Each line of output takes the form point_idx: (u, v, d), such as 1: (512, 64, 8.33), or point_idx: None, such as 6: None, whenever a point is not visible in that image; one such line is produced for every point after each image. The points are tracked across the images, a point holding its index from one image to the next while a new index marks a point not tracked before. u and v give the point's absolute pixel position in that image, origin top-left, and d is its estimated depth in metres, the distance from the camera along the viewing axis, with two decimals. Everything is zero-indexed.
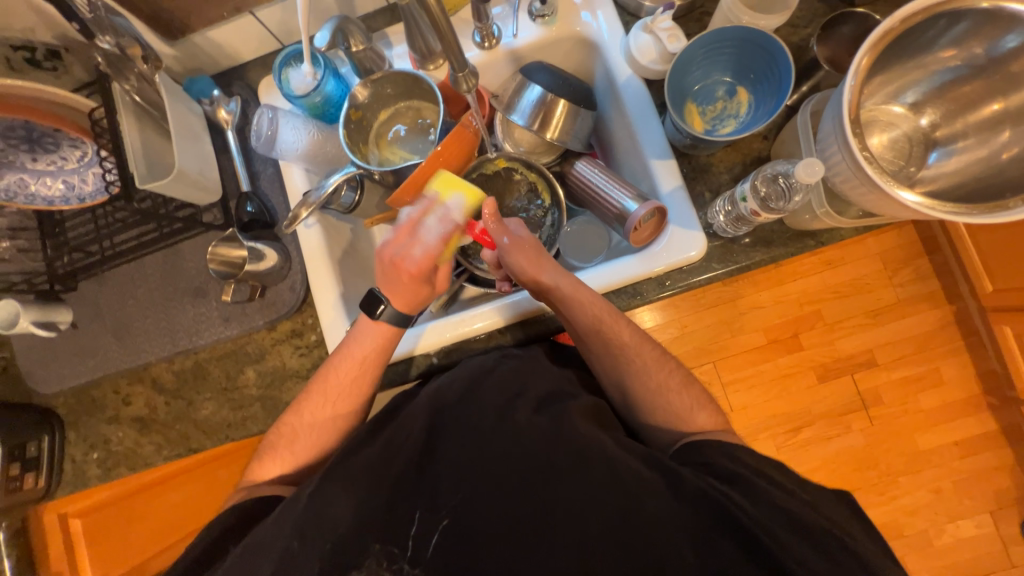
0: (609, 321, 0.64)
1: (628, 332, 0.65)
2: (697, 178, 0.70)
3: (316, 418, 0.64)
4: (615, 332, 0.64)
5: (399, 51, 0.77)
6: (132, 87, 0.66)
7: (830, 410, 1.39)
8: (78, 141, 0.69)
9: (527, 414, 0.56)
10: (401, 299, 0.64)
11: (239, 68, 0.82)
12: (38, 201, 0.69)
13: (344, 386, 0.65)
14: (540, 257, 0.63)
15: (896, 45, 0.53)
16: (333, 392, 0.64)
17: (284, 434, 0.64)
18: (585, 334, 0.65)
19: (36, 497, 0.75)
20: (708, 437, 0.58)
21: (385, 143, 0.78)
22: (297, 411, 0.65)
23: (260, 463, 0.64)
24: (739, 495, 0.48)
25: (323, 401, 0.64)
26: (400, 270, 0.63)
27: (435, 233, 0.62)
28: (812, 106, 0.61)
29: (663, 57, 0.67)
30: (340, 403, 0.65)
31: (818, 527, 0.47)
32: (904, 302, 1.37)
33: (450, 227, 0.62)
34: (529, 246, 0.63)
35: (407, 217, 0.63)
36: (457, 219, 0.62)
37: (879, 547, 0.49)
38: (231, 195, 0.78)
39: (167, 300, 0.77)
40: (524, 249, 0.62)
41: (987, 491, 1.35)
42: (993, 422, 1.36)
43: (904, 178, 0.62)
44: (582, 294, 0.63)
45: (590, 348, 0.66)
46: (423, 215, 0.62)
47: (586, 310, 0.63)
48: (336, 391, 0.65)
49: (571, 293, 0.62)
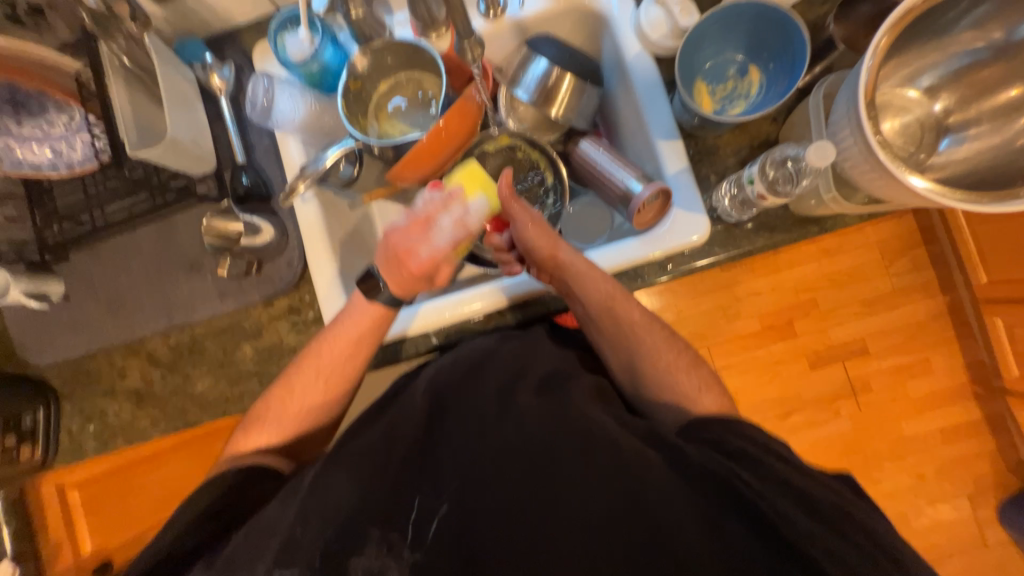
0: (620, 301, 0.65)
1: (632, 312, 0.66)
2: (703, 160, 0.69)
3: (310, 391, 0.65)
4: (621, 312, 0.65)
5: (400, 18, 0.74)
6: (120, 49, 0.63)
7: (820, 396, 1.41)
8: (63, 106, 0.66)
9: (530, 397, 0.57)
10: (404, 288, 0.61)
11: (232, 32, 0.78)
12: (25, 166, 0.67)
13: (335, 362, 0.64)
14: (556, 233, 0.65)
15: (916, 25, 0.51)
16: (324, 368, 0.64)
17: (274, 407, 0.64)
18: (596, 315, 0.65)
19: (33, 467, 0.75)
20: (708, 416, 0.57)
21: (385, 116, 0.76)
22: (288, 385, 0.65)
23: (248, 434, 0.64)
24: (734, 477, 0.49)
25: (315, 376, 0.64)
26: (403, 260, 0.60)
27: (447, 236, 0.58)
28: (824, 88, 0.60)
29: (674, 33, 0.65)
30: (333, 376, 0.65)
31: (808, 507, 0.48)
32: (899, 292, 1.38)
33: (462, 233, 0.59)
34: (543, 224, 0.65)
35: (423, 210, 0.59)
36: (470, 226, 0.59)
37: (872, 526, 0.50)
38: (225, 164, 0.75)
39: (161, 273, 0.76)
40: (539, 228, 0.64)
41: (967, 476, 1.39)
42: (977, 410, 1.40)
43: (913, 164, 0.61)
44: (594, 270, 0.64)
45: (599, 331, 0.67)
46: (440, 212, 0.58)
47: (599, 288, 0.64)
48: (329, 367, 0.64)
49: (585, 270, 0.64)
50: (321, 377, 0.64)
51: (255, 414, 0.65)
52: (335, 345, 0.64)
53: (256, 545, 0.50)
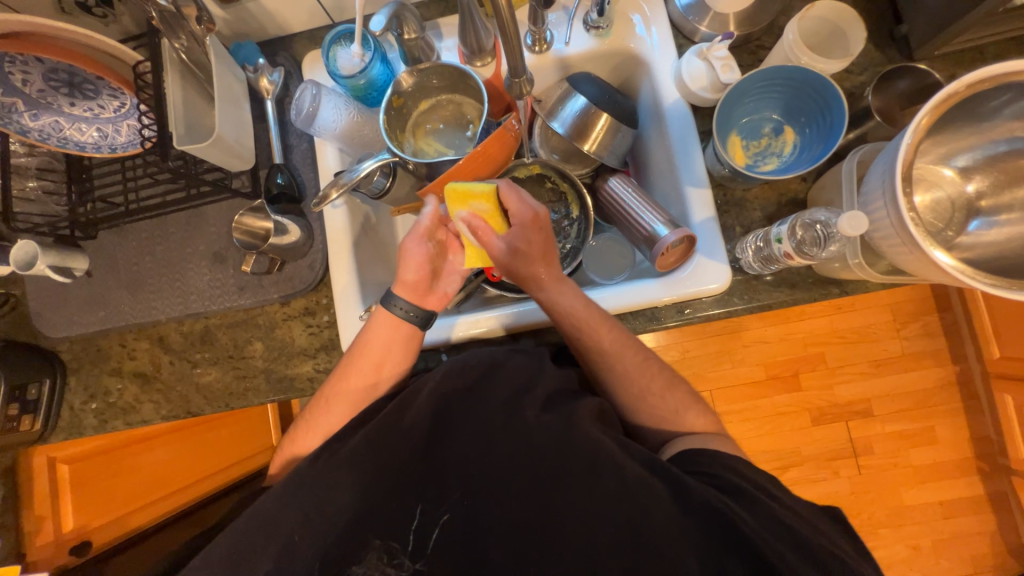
0: (593, 325, 0.62)
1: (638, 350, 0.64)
2: (729, 211, 0.70)
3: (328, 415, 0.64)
4: (621, 347, 0.63)
5: (448, 43, 0.77)
6: (182, 46, 0.65)
7: (819, 453, 1.38)
8: (117, 92, 0.68)
9: (536, 411, 0.54)
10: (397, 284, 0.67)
11: (286, 38, 0.81)
12: (71, 145, 0.68)
13: (360, 385, 0.65)
14: (534, 258, 0.63)
15: (958, 109, 0.52)
16: (347, 389, 0.65)
17: (298, 428, 0.67)
18: (570, 337, 0.64)
19: (30, 439, 0.74)
20: (705, 444, 0.56)
21: (421, 133, 0.78)
22: (315, 408, 0.66)
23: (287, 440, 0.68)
24: None
25: (341, 399, 0.65)
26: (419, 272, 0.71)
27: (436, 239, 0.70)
28: (859, 156, 0.61)
29: (714, 86, 0.67)
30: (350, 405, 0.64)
31: None
32: (909, 356, 1.37)
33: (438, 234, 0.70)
34: (531, 246, 0.63)
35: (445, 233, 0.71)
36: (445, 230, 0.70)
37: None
38: (262, 164, 0.78)
39: (185, 260, 0.77)
40: (527, 244, 0.63)
41: (965, 554, 1.34)
42: (980, 487, 1.36)
43: (941, 241, 0.61)
44: (562, 301, 0.63)
45: (578, 352, 0.65)
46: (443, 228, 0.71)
47: (570, 310, 0.63)
48: (353, 388, 0.64)
49: (556, 293, 0.63)
50: (342, 400, 0.64)
51: (293, 434, 0.67)
52: (356, 364, 0.64)
53: (251, 547, 0.50)
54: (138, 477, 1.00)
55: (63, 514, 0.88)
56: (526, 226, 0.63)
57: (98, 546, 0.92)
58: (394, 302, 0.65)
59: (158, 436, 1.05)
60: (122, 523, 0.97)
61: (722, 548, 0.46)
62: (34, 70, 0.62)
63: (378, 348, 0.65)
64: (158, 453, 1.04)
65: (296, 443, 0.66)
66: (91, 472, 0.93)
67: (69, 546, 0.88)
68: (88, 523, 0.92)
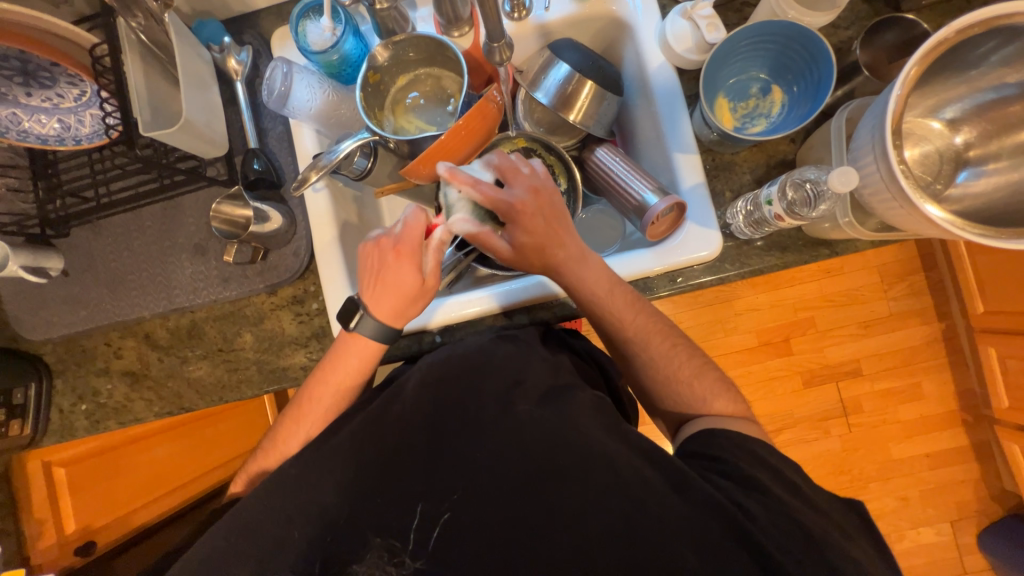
0: (608, 306, 0.63)
1: (625, 312, 0.63)
2: (718, 175, 0.69)
3: (315, 420, 0.63)
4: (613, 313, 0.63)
5: (422, 13, 0.74)
6: (138, 25, 0.61)
7: (810, 415, 1.42)
8: (76, 78, 0.64)
9: (528, 406, 0.55)
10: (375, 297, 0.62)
11: (252, 16, 0.78)
12: (31, 138, 0.65)
13: (347, 382, 0.64)
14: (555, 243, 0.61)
15: (946, 57, 0.51)
16: (325, 395, 0.63)
17: (279, 436, 0.64)
18: (590, 313, 0.64)
19: (20, 445, 0.73)
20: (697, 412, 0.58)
21: (401, 110, 0.75)
22: (301, 414, 0.63)
23: (268, 449, 0.65)
24: (745, 505, 0.47)
25: (316, 409, 0.63)
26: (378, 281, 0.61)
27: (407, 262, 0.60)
28: (847, 113, 0.60)
29: (699, 47, 0.65)
30: (334, 400, 0.63)
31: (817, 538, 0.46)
32: (896, 316, 1.40)
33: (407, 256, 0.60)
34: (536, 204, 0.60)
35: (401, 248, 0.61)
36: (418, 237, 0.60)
37: (876, 558, 0.48)
38: (237, 150, 0.75)
39: (164, 254, 0.74)
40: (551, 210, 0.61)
41: (951, 502, 1.40)
42: (964, 437, 1.41)
43: (930, 194, 0.61)
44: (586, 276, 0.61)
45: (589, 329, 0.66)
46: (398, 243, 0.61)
47: (590, 290, 0.62)
48: (326, 392, 0.63)
49: (577, 271, 0.61)
50: (332, 399, 0.63)
51: (273, 441, 0.65)
52: (342, 367, 0.63)
53: (245, 542, 0.49)
54: (138, 475, 0.99)
55: (64, 517, 0.88)
56: (528, 192, 0.60)
57: (104, 544, 0.94)
58: (363, 320, 0.62)
59: (157, 436, 1.04)
60: (129, 520, 0.99)
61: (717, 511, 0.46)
62: None
63: (366, 351, 0.63)
64: (158, 451, 1.03)
65: (278, 450, 0.64)
66: (88, 474, 0.92)
67: (73, 546, 0.89)
68: (92, 524, 0.93)
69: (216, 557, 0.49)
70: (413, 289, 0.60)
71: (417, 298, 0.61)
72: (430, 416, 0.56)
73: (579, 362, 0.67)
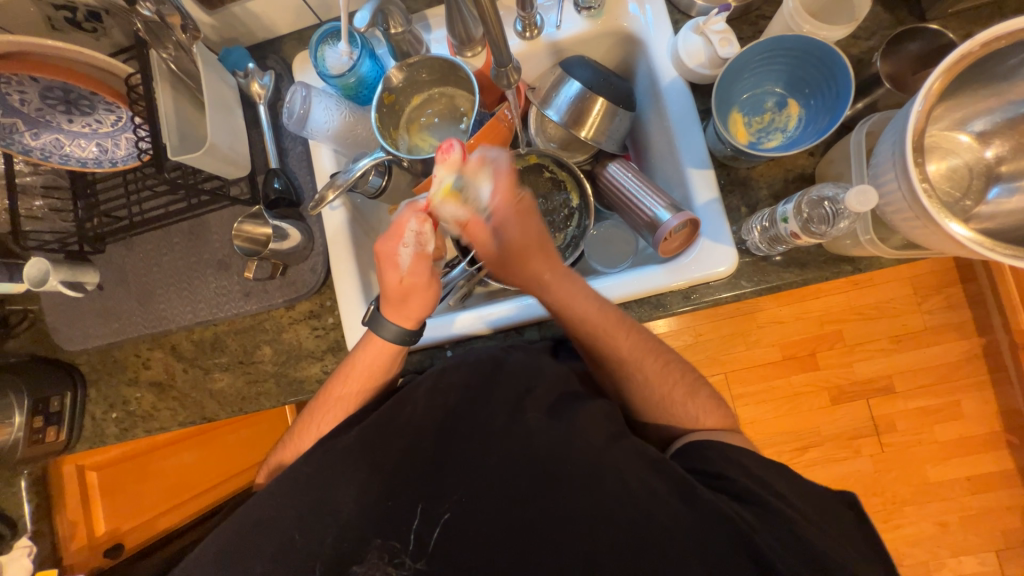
0: (610, 330, 0.61)
1: (567, 300, 0.61)
2: (734, 190, 0.68)
3: (323, 428, 0.63)
4: (565, 312, 0.61)
5: (436, 35, 0.76)
6: (169, 56, 0.66)
7: (838, 433, 1.36)
8: (113, 106, 0.69)
9: (536, 422, 0.55)
10: (388, 308, 0.62)
11: (276, 41, 0.81)
12: (71, 161, 0.69)
13: (352, 395, 0.64)
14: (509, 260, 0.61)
15: (973, 69, 0.49)
16: (336, 401, 0.64)
17: (294, 439, 0.66)
18: (585, 340, 0.63)
19: (56, 450, 0.77)
20: (710, 436, 0.57)
21: (416, 129, 0.77)
22: (312, 420, 0.65)
23: (283, 449, 0.67)
24: (761, 532, 0.45)
25: (329, 411, 0.64)
26: (392, 291, 0.60)
27: (409, 263, 0.58)
28: (868, 126, 0.58)
29: (712, 62, 0.64)
30: (340, 412, 0.64)
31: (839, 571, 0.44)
32: (931, 330, 1.33)
33: (417, 259, 0.58)
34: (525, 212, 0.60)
35: (405, 254, 0.58)
36: (411, 240, 0.58)
37: None
38: (260, 170, 0.78)
39: (191, 270, 0.78)
40: (517, 238, 0.60)
41: (996, 530, 1.31)
42: (1009, 461, 1.31)
43: (958, 211, 0.58)
44: (575, 305, 0.61)
45: (592, 353, 0.65)
46: (399, 248, 0.58)
47: (583, 318, 0.61)
48: (340, 398, 0.64)
49: (565, 301, 0.61)
50: (339, 409, 0.64)
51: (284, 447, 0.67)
52: (348, 376, 0.64)
53: (255, 551, 0.50)
54: (163, 480, 1.04)
55: (94, 519, 0.93)
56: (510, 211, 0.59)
57: (130, 547, 0.99)
58: (381, 325, 0.62)
59: (182, 443, 1.07)
60: (154, 525, 1.04)
61: (728, 536, 0.45)
62: (30, 89, 0.63)
63: (370, 361, 0.64)
64: (183, 458, 1.07)
65: (291, 453, 0.65)
66: (116, 479, 0.98)
67: (102, 548, 0.94)
68: (120, 528, 0.99)
69: (223, 558, 0.50)
70: (421, 297, 0.61)
71: (433, 307, 0.63)
72: (439, 428, 0.56)
73: (591, 380, 0.66)
